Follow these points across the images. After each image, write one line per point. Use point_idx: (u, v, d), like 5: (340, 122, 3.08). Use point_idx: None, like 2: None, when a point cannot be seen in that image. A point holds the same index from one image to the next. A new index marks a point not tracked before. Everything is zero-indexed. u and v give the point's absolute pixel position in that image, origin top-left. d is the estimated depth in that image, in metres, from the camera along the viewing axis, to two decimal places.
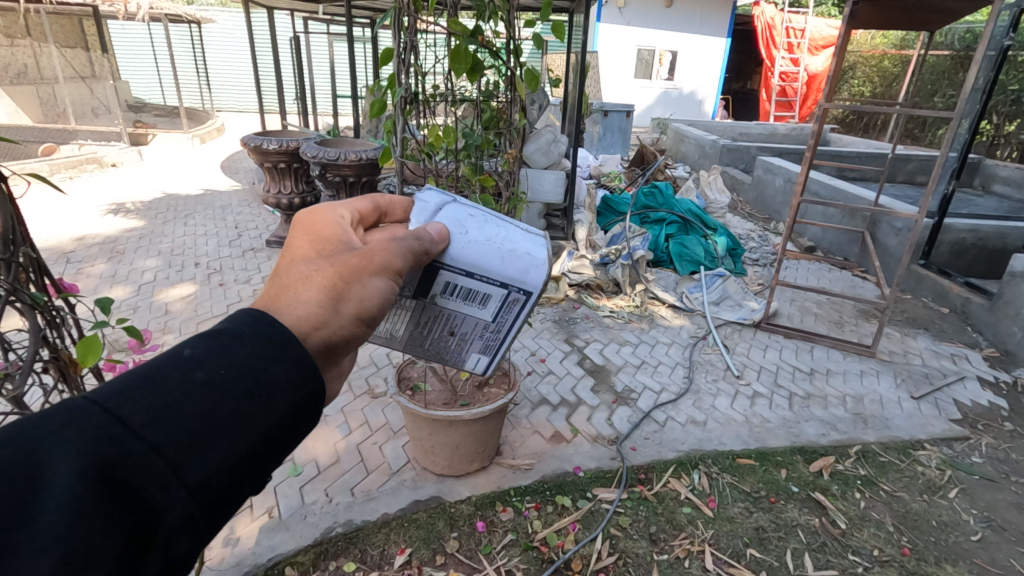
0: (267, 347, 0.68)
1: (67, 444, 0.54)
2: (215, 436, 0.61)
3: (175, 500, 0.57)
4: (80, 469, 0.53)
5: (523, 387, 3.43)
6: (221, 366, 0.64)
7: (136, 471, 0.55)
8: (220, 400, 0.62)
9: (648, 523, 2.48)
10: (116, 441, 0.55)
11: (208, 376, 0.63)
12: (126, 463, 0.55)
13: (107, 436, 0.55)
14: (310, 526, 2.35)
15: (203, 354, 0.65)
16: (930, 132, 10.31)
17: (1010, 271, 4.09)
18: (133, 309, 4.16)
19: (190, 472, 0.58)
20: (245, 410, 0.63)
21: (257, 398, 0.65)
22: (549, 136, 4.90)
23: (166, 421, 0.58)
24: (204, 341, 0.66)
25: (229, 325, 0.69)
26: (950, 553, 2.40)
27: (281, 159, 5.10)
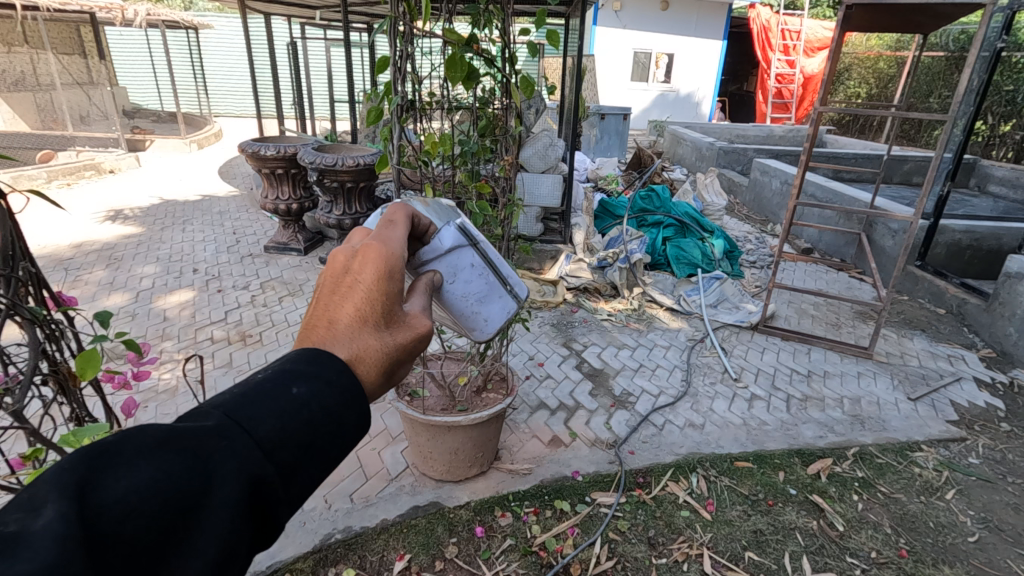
0: (361, 392, 0.72)
1: (222, 466, 0.59)
2: (320, 460, 0.67)
3: (284, 512, 0.64)
4: (234, 493, 0.59)
5: (521, 391, 3.44)
6: (330, 401, 0.68)
7: (270, 492, 0.62)
8: (327, 434, 0.67)
9: (647, 527, 2.49)
10: (254, 466, 0.60)
11: (325, 415, 0.67)
12: (264, 485, 0.61)
13: (252, 465, 0.60)
14: (309, 533, 2.35)
15: (315, 394, 0.67)
16: (926, 133, 10.36)
17: (1005, 271, 4.11)
18: (131, 316, 4.16)
19: (299, 486, 0.65)
20: (340, 444, 0.68)
21: (351, 433, 0.70)
22: (546, 141, 4.91)
23: (288, 449, 0.63)
24: (307, 378, 0.68)
25: (326, 366, 0.70)
26: (947, 555, 2.41)
27: (278, 165, 5.10)
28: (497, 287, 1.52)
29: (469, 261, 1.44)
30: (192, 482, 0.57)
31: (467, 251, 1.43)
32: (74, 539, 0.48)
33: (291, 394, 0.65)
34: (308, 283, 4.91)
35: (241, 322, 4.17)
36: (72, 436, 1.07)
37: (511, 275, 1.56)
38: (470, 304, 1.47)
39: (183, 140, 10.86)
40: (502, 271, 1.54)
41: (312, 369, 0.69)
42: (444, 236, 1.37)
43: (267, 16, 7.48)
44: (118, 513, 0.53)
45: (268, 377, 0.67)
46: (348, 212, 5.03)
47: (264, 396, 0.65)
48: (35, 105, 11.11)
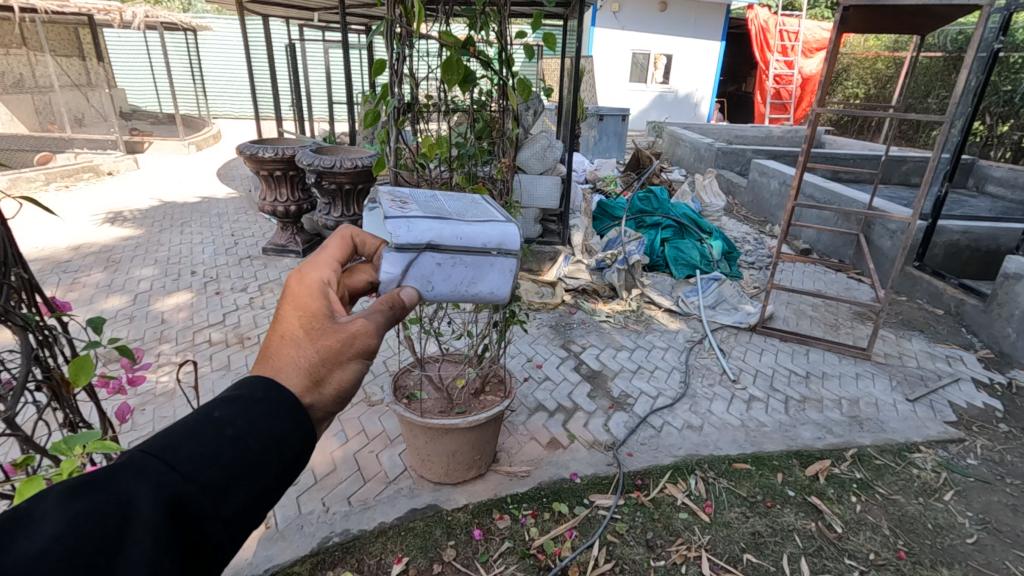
0: (284, 403, 0.76)
1: (139, 491, 0.61)
2: (250, 475, 0.69)
3: (217, 530, 0.65)
4: (153, 515, 0.60)
5: (520, 393, 3.43)
6: (249, 416, 0.72)
7: (193, 510, 0.63)
8: (252, 448, 0.70)
9: (645, 529, 2.49)
10: (172, 485, 0.62)
11: (245, 429, 0.70)
12: (187, 504, 0.63)
13: (169, 486, 0.62)
14: (306, 537, 2.35)
15: (231, 415, 0.71)
16: (924, 133, 10.38)
17: (1003, 272, 4.11)
18: (129, 319, 4.15)
19: (230, 503, 0.66)
20: (270, 455, 0.71)
21: (281, 445, 0.72)
22: (544, 142, 4.91)
23: (209, 467, 0.66)
24: (228, 403, 0.73)
25: (245, 388, 0.76)
26: (946, 556, 2.41)
27: (276, 167, 5.09)
28: (480, 260, 1.35)
29: (434, 263, 1.29)
30: (107, 515, 0.59)
31: (425, 257, 1.27)
32: None
33: (208, 418, 0.70)
34: None
35: (239, 324, 4.16)
36: (64, 443, 1.06)
37: (491, 240, 1.33)
38: (461, 291, 1.39)
39: (181, 142, 10.85)
40: (477, 244, 1.33)
41: (231, 398, 0.74)
42: (389, 264, 1.24)
43: (265, 17, 7.46)
44: (29, 557, 0.53)
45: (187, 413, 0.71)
46: (346, 214, 5.03)
47: (184, 427, 0.69)
48: (33, 107, 11.10)
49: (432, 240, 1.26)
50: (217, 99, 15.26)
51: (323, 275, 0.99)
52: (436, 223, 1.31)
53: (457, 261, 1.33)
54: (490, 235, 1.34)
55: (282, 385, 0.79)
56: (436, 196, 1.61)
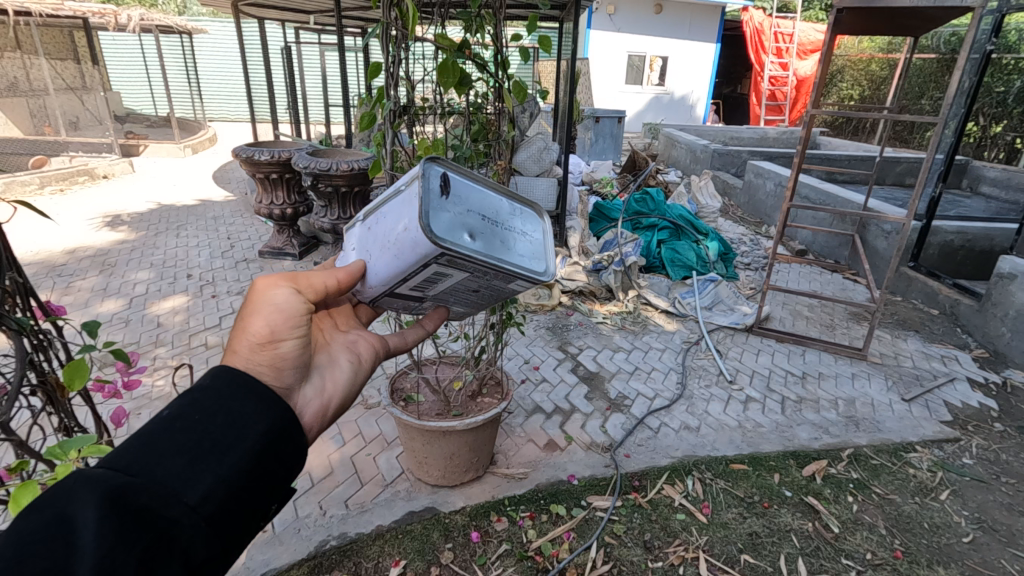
0: (231, 387, 0.84)
1: (92, 489, 0.68)
2: (206, 463, 0.75)
3: (181, 515, 0.71)
4: (101, 509, 0.66)
5: (517, 395, 3.44)
6: (198, 407, 0.80)
7: (143, 503, 0.69)
8: (204, 436, 0.77)
9: (642, 531, 2.49)
10: (125, 479, 0.70)
11: (194, 419, 0.78)
12: (138, 499, 0.69)
13: (120, 480, 0.69)
14: (303, 541, 2.34)
15: (185, 407, 0.79)
16: (918, 134, 10.45)
17: (997, 272, 4.14)
18: (124, 323, 4.14)
19: (189, 492, 0.72)
20: (225, 442, 0.78)
21: (235, 427, 0.80)
22: (541, 144, 4.91)
23: (162, 463, 0.73)
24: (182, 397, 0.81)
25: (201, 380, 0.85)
26: (942, 555, 2.41)
27: (272, 170, 5.09)
28: (391, 203, 1.26)
29: (363, 230, 1.33)
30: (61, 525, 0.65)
31: (357, 230, 1.37)
32: None
33: (158, 418, 0.78)
34: None
35: None
36: (59, 447, 1.05)
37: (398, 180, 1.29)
38: (388, 241, 1.22)
39: (177, 145, 10.85)
40: (389, 192, 1.31)
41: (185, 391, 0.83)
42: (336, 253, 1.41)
43: (261, 20, 7.45)
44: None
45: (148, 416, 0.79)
46: (343, 216, 5.03)
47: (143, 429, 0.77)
48: (28, 110, 11.06)
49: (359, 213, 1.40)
50: (213, 103, 15.23)
51: None
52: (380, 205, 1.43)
53: (377, 219, 1.30)
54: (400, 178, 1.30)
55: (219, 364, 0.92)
56: None
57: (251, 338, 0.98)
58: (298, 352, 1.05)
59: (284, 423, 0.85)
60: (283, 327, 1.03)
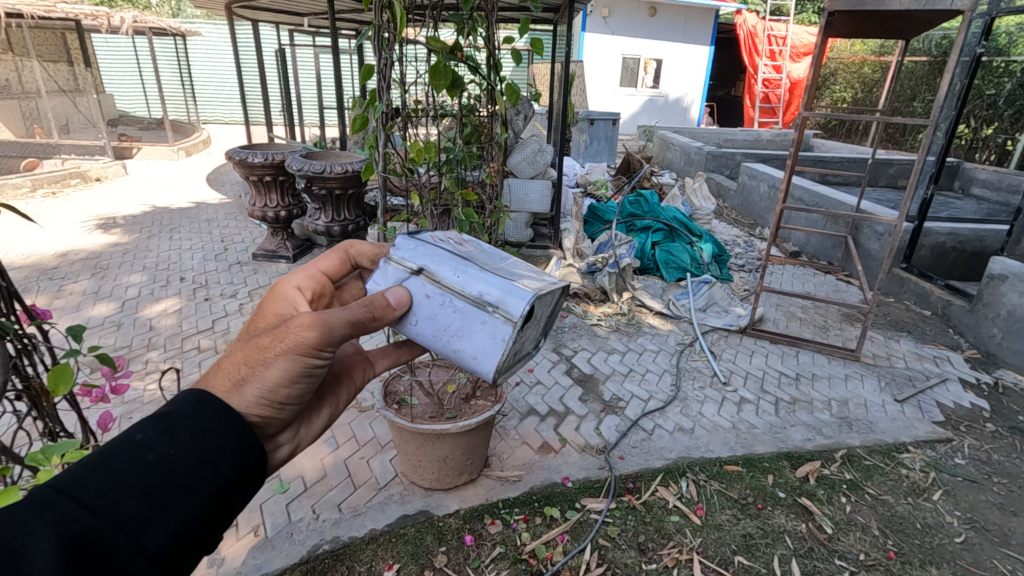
0: (214, 421, 0.83)
1: (44, 523, 0.64)
2: (173, 505, 0.74)
3: (140, 564, 0.69)
4: (55, 549, 0.62)
5: (511, 398, 3.43)
6: (175, 441, 0.78)
7: (99, 546, 0.66)
8: (178, 472, 0.76)
9: (637, 533, 2.49)
10: (82, 517, 0.66)
11: (169, 453, 0.76)
12: (97, 539, 0.66)
13: (79, 516, 0.66)
14: (296, 544, 2.33)
15: (155, 436, 0.77)
16: (910, 136, 10.54)
17: (988, 273, 4.18)
18: (116, 326, 4.11)
19: (151, 538, 0.71)
20: (198, 477, 0.77)
21: (212, 466, 0.79)
22: (534, 146, 4.88)
23: (127, 500, 0.70)
24: (152, 422, 0.78)
25: (176, 405, 0.82)
26: (935, 555, 2.42)
27: (266, 172, 5.08)
28: (472, 312, 1.32)
29: (423, 293, 1.34)
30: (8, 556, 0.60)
31: (415, 282, 1.34)
32: None
33: (127, 441, 0.75)
34: None
35: (229, 331, 4.13)
36: (41, 453, 1.04)
37: (488, 293, 1.31)
38: (466, 354, 1.37)
39: (171, 148, 10.81)
40: (473, 292, 1.32)
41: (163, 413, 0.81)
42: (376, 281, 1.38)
43: (255, 22, 7.43)
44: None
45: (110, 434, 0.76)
46: (337, 219, 5.02)
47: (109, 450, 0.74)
48: (20, 112, 11.00)
49: (422, 267, 1.35)
50: (208, 105, 15.17)
51: (292, 284, 1.23)
52: (444, 255, 1.38)
53: (448, 302, 1.33)
54: (490, 289, 1.31)
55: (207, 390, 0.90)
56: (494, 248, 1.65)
57: (263, 395, 0.96)
58: (292, 412, 1.06)
59: (256, 466, 0.86)
60: (293, 393, 1.03)
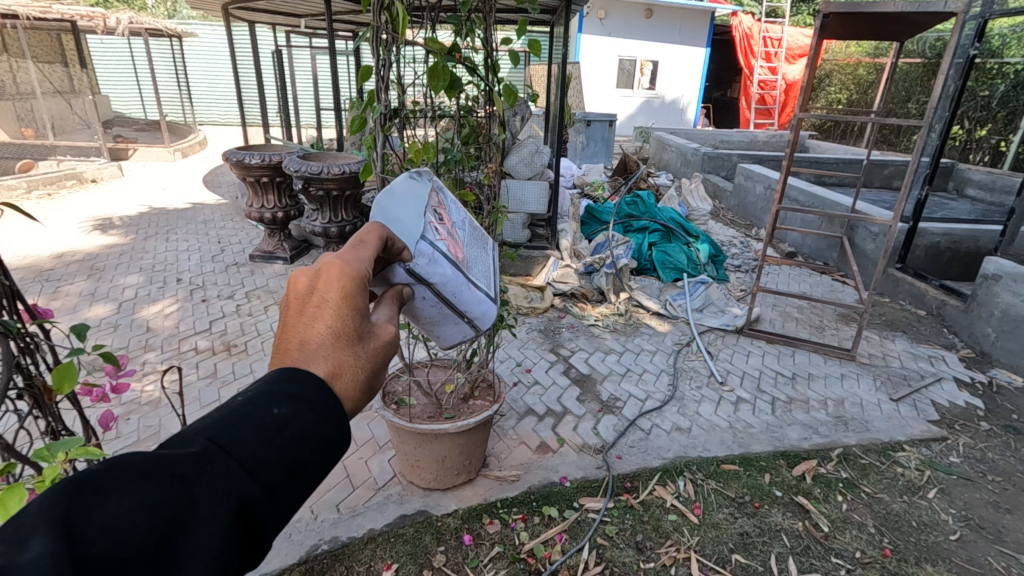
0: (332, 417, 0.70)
1: (204, 490, 0.58)
2: (307, 478, 0.67)
3: (273, 527, 0.65)
4: (219, 520, 0.58)
5: (509, 398, 3.43)
6: (306, 425, 0.67)
7: (258, 511, 0.62)
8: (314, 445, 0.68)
9: (635, 532, 2.50)
10: (238, 489, 0.60)
11: (302, 431, 0.66)
12: (251, 510, 0.61)
13: (234, 493, 0.60)
14: (294, 545, 2.33)
15: (296, 413, 0.66)
16: (905, 138, 10.62)
17: (981, 273, 4.22)
18: (113, 327, 4.10)
19: (285, 503, 0.65)
20: (326, 454, 0.69)
21: (335, 448, 0.71)
22: (532, 148, 4.88)
23: (272, 472, 0.63)
24: (289, 398, 0.67)
25: (302, 385, 0.70)
26: (931, 552, 2.44)
27: (263, 173, 5.08)
28: (453, 316, 1.48)
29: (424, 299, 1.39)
30: (178, 506, 0.57)
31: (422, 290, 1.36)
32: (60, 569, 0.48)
33: (266, 414, 0.64)
34: None
35: (226, 332, 4.12)
36: (46, 449, 1.04)
37: (472, 311, 1.47)
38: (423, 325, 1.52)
39: (166, 149, 10.80)
40: (461, 308, 1.46)
41: (292, 390, 0.68)
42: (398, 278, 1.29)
43: (252, 24, 7.43)
44: (105, 542, 0.52)
45: (248, 398, 0.66)
46: (334, 220, 5.03)
47: (245, 413, 0.65)
48: (13, 114, 10.91)
49: (439, 282, 1.35)
50: (203, 107, 15.15)
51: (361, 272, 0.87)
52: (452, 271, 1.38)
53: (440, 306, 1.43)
54: (474, 307, 1.47)
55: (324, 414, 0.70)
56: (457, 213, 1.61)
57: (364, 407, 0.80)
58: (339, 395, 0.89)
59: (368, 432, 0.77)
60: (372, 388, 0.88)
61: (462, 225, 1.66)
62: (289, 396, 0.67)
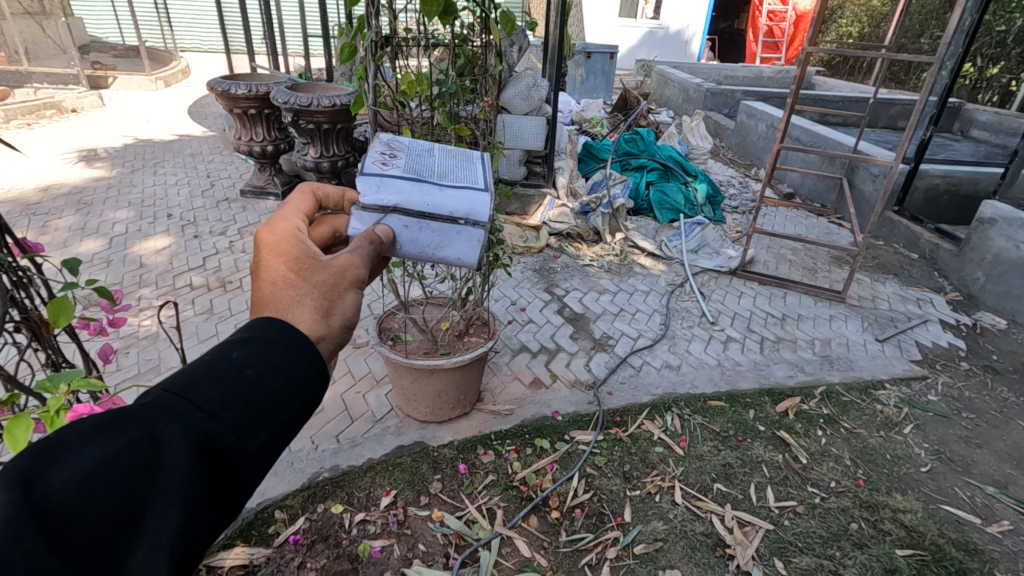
0: (286, 357, 0.80)
1: (165, 432, 0.67)
2: (269, 418, 0.75)
3: (243, 465, 0.72)
4: (184, 453, 0.66)
5: (503, 335, 3.49)
6: (259, 367, 0.76)
7: (223, 447, 0.70)
8: (271, 386, 0.76)
9: (622, 462, 2.61)
10: (199, 426, 0.68)
11: (254, 373, 0.75)
12: (215, 445, 0.69)
13: (196, 429, 0.68)
14: (296, 473, 2.42)
15: (249, 358, 0.77)
16: (915, 75, 10.29)
17: (977, 217, 4.22)
18: (106, 263, 4.07)
19: (251, 441, 0.73)
20: (286, 395, 0.78)
21: (293, 389, 0.79)
22: (529, 81, 4.71)
23: (230, 410, 0.71)
24: (245, 345, 0.78)
25: (259, 330, 0.81)
26: (902, 482, 2.57)
27: (250, 104, 4.90)
28: (447, 227, 1.42)
29: (401, 225, 1.37)
30: (141, 449, 0.65)
31: (392, 217, 1.36)
32: (26, 513, 0.57)
33: (220, 361, 0.75)
34: None
35: (220, 269, 4.10)
36: (50, 381, 1.05)
37: (458, 209, 1.39)
38: (430, 253, 1.46)
39: (148, 77, 10.33)
40: (444, 212, 1.39)
41: (245, 340, 0.79)
42: (357, 221, 1.34)
43: None
44: (71, 488, 0.60)
45: (207, 351, 0.76)
46: (326, 154, 4.90)
47: (200, 368, 0.74)
48: None
49: (398, 201, 1.34)
50: (184, 32, 14.38)
51: (293, 228, 1.04)
52: (409, 184, 1.38)
53: (425, 225, 1.39)
54: (458, 204, 1.39)
55: (278, 350, 0.80)
56: (433, 153, 1.64)
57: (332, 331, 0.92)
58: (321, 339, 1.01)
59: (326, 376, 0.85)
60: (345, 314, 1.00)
61: (427, 154, 1.64)
62: (243, 344, 0.78)
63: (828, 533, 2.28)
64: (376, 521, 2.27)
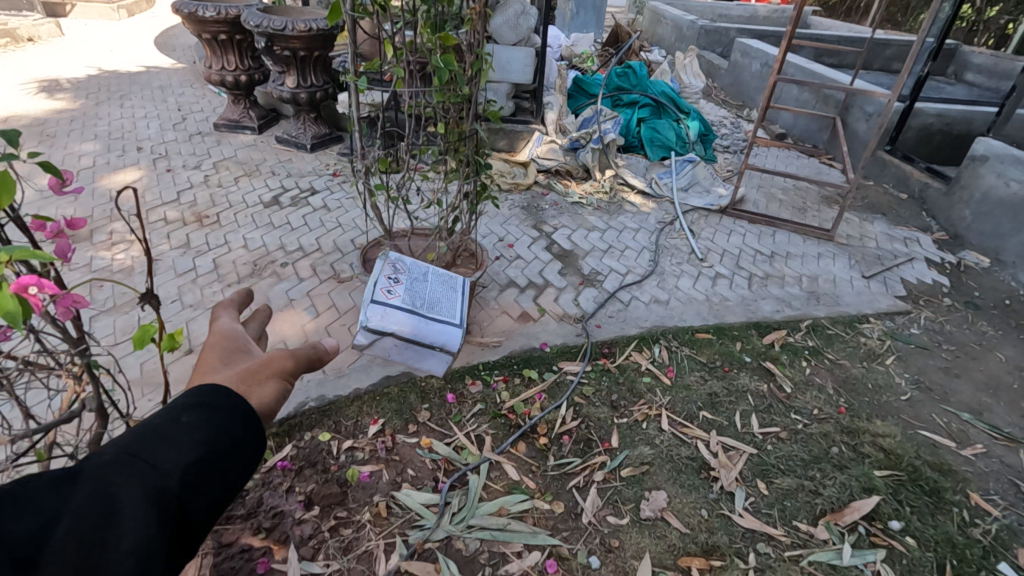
0: (224, 421, 0.94)
1: (124, 486, 0.77)
2: (210, 483, 0.88)
3: (186, 516, 0.84)
4: (144, 505, 0.77)
5: (490, 270, 3.43)
6: (204, 428, 0.90)
7: (174, 500, 0.82)
8: (213, 450, 0.89)
9: (610, 392, 2.62)
10: (156, 482, 0.80)
11: (199, 434, 0.89)
12: (166, 495, 0.81)
13: (152, 484, 0.80)
14: (282, 401, 2.39)
15: (193, 423, 0.90)
16: (912, 16, 10.02)
17: (969, 154, 4.18)
18: (74, 196, 3.88)
19: (197, 500, 0.85)
20: (227, 460, 0.91)
21: (235, 454, 0.93)
22: (517, 7, 4.45)
23: (182, 464, 0.84)
24: (191, 410, 0.92)
25: (202, 398, 0.95)
26: (882, 409, 2.63)
27: (220, 29, 4.59)
28: None
29: None
30: (103, 497, 0.75)
31: None
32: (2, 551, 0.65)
33: (170, 423, 0.88)
34: (265, 163, 4.63)
35: (196, 203, 3.94)
36: None
37: None
38: None
39: (109, 5, 9.67)
40: None
41: (186, 408, 0.92)
42: None
43: None
44: (40, 530, 0.69)
45: (158, 415, 0.89)
46: (303, 84, 4.66)
47: (150, 430, 0.86)
48: None
49: None
50: None
51: (225, 346, 1.22)
52: None
53: None
54: None
55: (218, 419, 0.93)
56: None
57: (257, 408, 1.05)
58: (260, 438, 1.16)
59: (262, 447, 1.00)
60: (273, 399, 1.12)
61: None
62: (185, 410, 0.92)
63: (810, 456, 2.34)
64: (364, 448, 2.26)
